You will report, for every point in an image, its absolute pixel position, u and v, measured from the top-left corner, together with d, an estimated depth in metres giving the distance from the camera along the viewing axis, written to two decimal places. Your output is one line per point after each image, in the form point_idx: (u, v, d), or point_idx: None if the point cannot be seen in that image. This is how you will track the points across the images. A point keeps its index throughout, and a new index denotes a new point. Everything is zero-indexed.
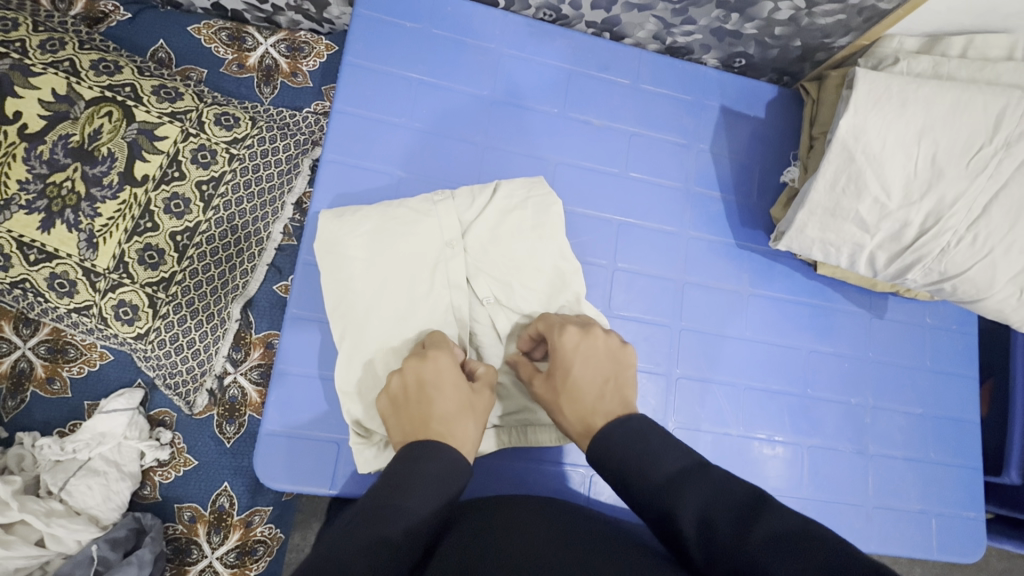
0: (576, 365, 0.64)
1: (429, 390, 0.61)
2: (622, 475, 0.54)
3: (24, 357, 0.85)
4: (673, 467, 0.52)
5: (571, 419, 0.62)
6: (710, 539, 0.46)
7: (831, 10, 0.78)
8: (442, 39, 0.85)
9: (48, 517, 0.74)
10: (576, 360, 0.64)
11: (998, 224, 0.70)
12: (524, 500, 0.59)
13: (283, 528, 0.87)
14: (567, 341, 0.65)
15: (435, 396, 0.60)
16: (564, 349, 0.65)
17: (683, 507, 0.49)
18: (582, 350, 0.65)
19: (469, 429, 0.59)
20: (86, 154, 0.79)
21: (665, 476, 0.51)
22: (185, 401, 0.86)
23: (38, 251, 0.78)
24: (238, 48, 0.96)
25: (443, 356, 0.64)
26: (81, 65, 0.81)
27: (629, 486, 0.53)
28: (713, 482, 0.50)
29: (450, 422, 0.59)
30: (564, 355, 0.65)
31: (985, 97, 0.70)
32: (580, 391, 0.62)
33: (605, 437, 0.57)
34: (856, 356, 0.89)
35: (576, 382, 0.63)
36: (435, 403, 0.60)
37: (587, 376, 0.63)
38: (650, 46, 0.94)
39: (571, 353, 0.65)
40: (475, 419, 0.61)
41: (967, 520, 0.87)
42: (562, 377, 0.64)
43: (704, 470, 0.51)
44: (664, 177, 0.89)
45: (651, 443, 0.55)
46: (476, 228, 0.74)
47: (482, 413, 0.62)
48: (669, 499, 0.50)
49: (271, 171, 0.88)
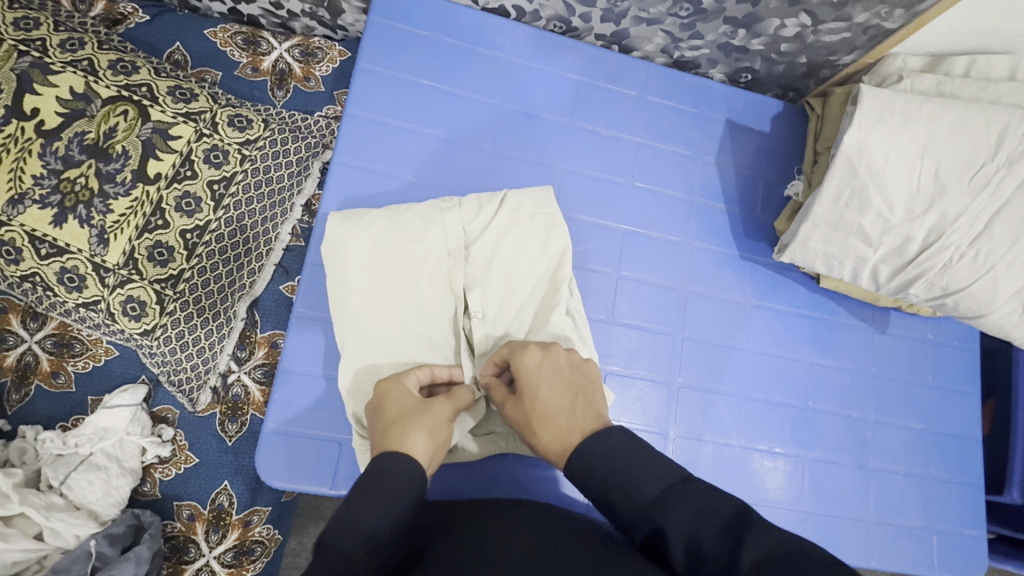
0: (543, 383, 0.62)
1: (382, 407, 0.61)
2: (606, 497, 0.52)
3: (30, 350, 0.85)
4: (658, 485, 0.51)
5: (546, 440, 0.59)
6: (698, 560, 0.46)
7: (836, 28, 0.79)
8: (454, 48, 0.87)
9: (48, 511, 0.74)
10: (541, 380, 0.62)
11: (1000, 240, 0.71)
12: (516, 509, 0.59)
13: (281, 528, 0.86)
14: (531, 360, 0.64)
15: (388, 412, 0.60)
16: (528, 370, 0.63)
17: (669, 526, 0.48)
18: (547, 368, 0.63)
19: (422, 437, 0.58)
20: (101, 151, 0.81)
21: (651, 495, 0.50)
22: (189, 398, 0.86)
23: (50, 246, 0.79)
24: (252, 52, 0.98)
25: (390, 378, 0.64)
26: (99, 64, 0.83)
27: (614, 504, 0.52)
28: (698, 500, 0.49)
29: (400, 428, 0.58)
30: (530, 376, 0.63)
31: (987, 115, 0.72)
32: (551, 410, 0.60)
33: (587, 453, 0.55)
34: (858, 370, 0.90)
35: (546, 402, 0.61)
36: (386, 420, 0.60)
37: (555, 394, 0.61)
38: (658, 60, 0.96)
39: (537, 373, 0.63)
40: (434, 425, 0.59)
41: (968, 537, 0.86)
42: (531, 398, 0.62)
43: (688, 486, 0.50)
44: (670, 188, 0.90)
45: (634, 459, 0.53)
46: (480, 239, 0.74)
47: (438, 421, 0.60)
48: (655, 518, 0.49)
49: (281, 172, 0.89)
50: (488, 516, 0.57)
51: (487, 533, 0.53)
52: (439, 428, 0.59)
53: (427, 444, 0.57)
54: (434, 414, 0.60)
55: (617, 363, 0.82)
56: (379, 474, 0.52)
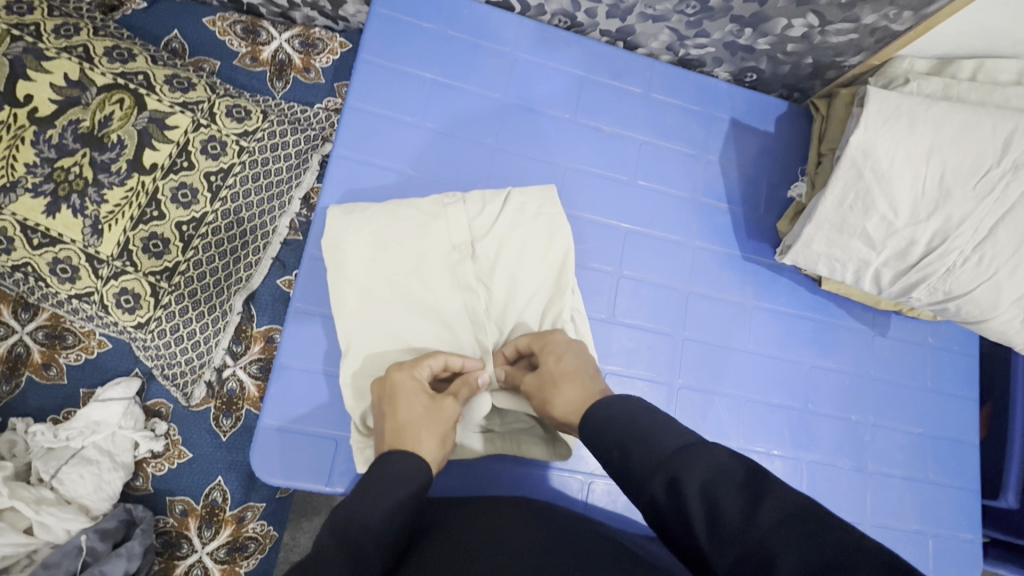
0: (569, 354, 0.65)
1: (392, 401, 0.61)
2: (623, 447, 0.52)
3: (21, 342, 0.84)
4: (676, 443, 0.49)
5: (569, 397, 0.61)
6: (719, 527, 0.43)
7: (843, 29, 0.79)
8: (458, 41, 0.86)
9: (38, 505, 0.74)
10: (568, 350, 0.66)
11: (1004, 246, 0.71)
12: (524, 505, 0.59)
13: (276, 526, 0.85)
14: (560, 338, 0.68)
15: (398, 410, 0.60)
16: (557, 343, 0.67)
17: (685, 479, 0.46)
18: (575, 343, 0.67)
19: (430, 440, 0.58)
20: (96, 140, 0.79)
21: (670, 449, 0.49)
22: (183, 392, 0.84)
23: (42, 235, 0.78)
24: (252, 41, 0.96)
25: (403, 369, 0.63)
26: (95, 50, 0.81)
27: (629, 458, 0.50)
28: (716, 458, 0.47)
29: (408, 432, 0.58)
30: (558, 347, 0.66)
31: (994, 120, 0.71)
32: (575, 372, 0.63)
33: (609, 414, 0.55)
34: (857, 373, 0.89)
35: (570, 367, 0.63)
36: (396, 417, 0.59)
37: (581, 362, 0.64)
38: (663, 57, 0.95)
39: (565, 345, 0.66)
40: (444, 428, 0.60)
41: (964, 542, 0.87)
42: (556, 363, 0.64)
43: (707, 446, 0.48)
44: (672, 187, 0.89)
45: (656, 422, 0.52)
46: (486, 237, 0.73)
47: (447, 426, 0.61)
48: (670, 472, 0.47)
49: (280, 165, 0.87)
50: (472, 513, 0.57)
51: (476, 530, 0.53)
52: (448, 432, 0.61)
53: (436, 449, 0.58)
54: (445, 415, 0.61)
55: (616, 362, 0.82)
56: (384, 477, 0.52)
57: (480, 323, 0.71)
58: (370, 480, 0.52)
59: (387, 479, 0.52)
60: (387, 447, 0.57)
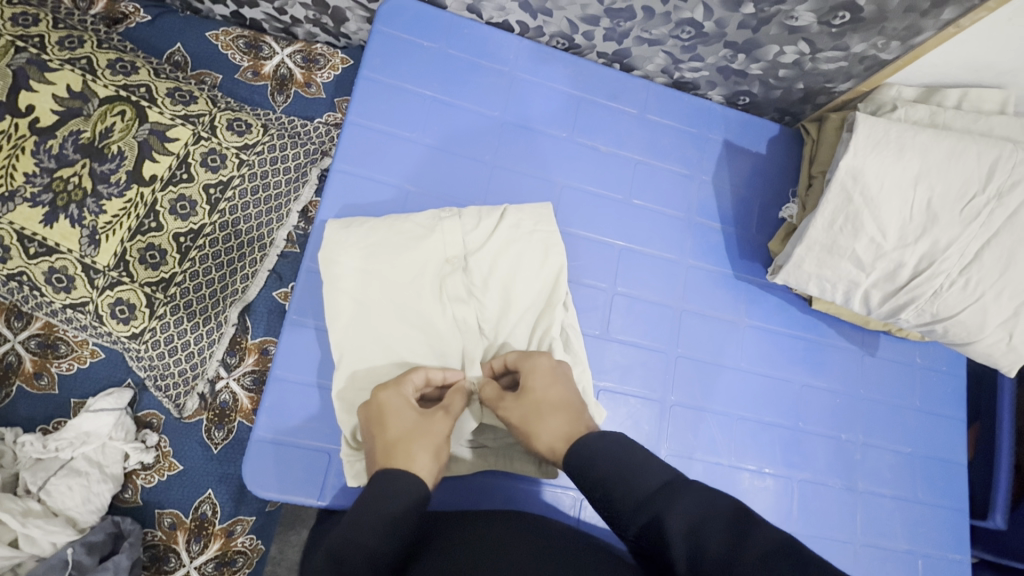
0: (554, 384, 0.65)
1: (380, 421, 0.61)
2: (606, 486, 0.54)
3: (13, 351, 0.83)
4: (660, 479, 0.52)
5: (551, 431, 0.62)
6: (699, 557, 0.45)
7: (833, 57, 0.81)
8: (458, 60, 0.87)
9: (24, 517, 0.73)
10: (553, 379, 0.66)
11: (989, 270, 0.73)
12: (520, 518, 0.61)
13: (264, 540, 0.84)
14: (545, 363, 0.67)
15: (388, 427, 0.60)
16: (542, 369, 0.66)
17: (668, 518, 0.48)
18: (560, 371, 0.67)
19: (422, 454, 0.58)
20: (96, 151, 0.80)
21: (653, 487, 0.51)
22: (175, 403, 0.84)
23: (39, 245, 0.78)
24: (254, 56, 0.98)
25: (389, 388, 0.63)
26: (98, 63, 0.82)
27: (612, 492, 0.53)
28: (699, 495, 0.50)
29: (400, 449, 0.58)
30: (544, 375, 0.66)
31: (979, 147, 0.73)
32: (564, 406, 0.63)
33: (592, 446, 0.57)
34: (847, 393, 0.90)
35: (553, 400, 0.64)
36: (386, 435, 0.60)
37: (567, 393, 0.65)
38: (659, 79, 0.97)
39: (551, 374, 0.66)
40: (437, 442, 0.60)
41: (953, 562, 0.87)
42: (541, 394, 0.64)
43: (687, 484, 0.51)
44: (667, 206, 0.91)
45: (638, 458, 0.55)
46: (480, 251, 0.74)
47: (440, 438, 0.61)
48: (653, 510, 0.49)
49: (279, 178, 0.88)
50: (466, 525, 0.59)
51: (469, 544, 0.54)
52: (441, 445, 0.61)
53: (430, 462, 0.58)
54: (436, 431, 0.61)
55: (610, 379, 0.83)
56: (375, 497, 0.53)
57: (472, 337, 0.72)
58: (366, 497, 0.53)
59: (382, 494, 0.53)
60: (381, 464, 0.58)
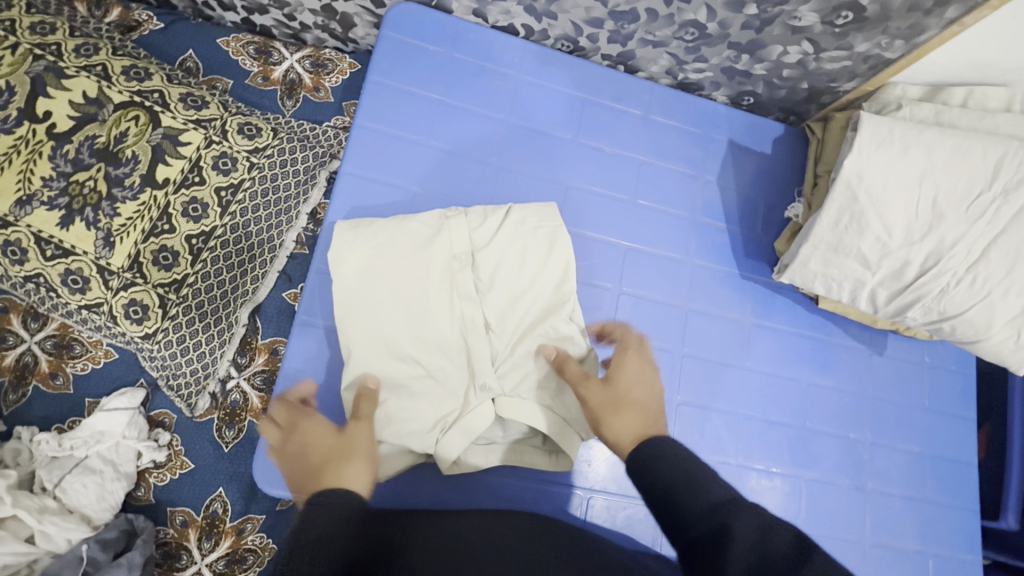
0: (638, 389, 0.69)
1: (309, 451, 0.66)
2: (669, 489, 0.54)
3: (29, 351, 0.85)
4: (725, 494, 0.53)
5: (625, 426, 0.63)
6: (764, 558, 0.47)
7: (837, 56, 0.81)
8: (463, 63, 0.89)
9: (41, 514, 0.74)
10: (639, 385, 0.70)
11: (997, 267, 0.72)
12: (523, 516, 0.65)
13: (275, 538, 0.84)
14: (632, 369, 0.73)
15: (314, 455, 0.65)
16: (629, 371, 0.72)
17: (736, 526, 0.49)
18: (646, 380, 0.72)
19: (347, 468, 0.62)
20: (111, 155, 0.81)
21: (716, 499, 0.52)
22: (186, 403, 0.85)
23: (55, 247, 0.80)
24: (263, 61, 0.99)
25: (309, 419, 0.69)
26: (113, 70, 0.84)
27: (679, 497, 0.53)
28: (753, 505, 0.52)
29: (326, 469, 0.62)
30: (632, 377, 0.71)
31: (984, 145, 0.73)
32: (644, 408, 0.66)
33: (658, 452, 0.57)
34: (855, 392, 0.90)
35: (636, 399, 0.68)
36: (313, 462, 0.65)
37: (651, 400, 0.68)
38: (663, 81, 0.97)
39: (639, 379, 0.71)
40: (365, 454, 0.64)
41: (964, 563, 0.86)
42: (625, 390, 0.69)
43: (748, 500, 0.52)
44: (672, 207, 0.91)
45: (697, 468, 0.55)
46: (486, 248, 0.75)
47: (361, 448, 0.65)
48: (718, 518, 0.50)
49: (289, 181, 0.90)
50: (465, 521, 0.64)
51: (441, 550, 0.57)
52: (366, 453, 0.64)
53: (365, 472, 0.63)
54: (356, 443, 0.65)
55: None
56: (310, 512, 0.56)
57: (479, 335, 0.73)
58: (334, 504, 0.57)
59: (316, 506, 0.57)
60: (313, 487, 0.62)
